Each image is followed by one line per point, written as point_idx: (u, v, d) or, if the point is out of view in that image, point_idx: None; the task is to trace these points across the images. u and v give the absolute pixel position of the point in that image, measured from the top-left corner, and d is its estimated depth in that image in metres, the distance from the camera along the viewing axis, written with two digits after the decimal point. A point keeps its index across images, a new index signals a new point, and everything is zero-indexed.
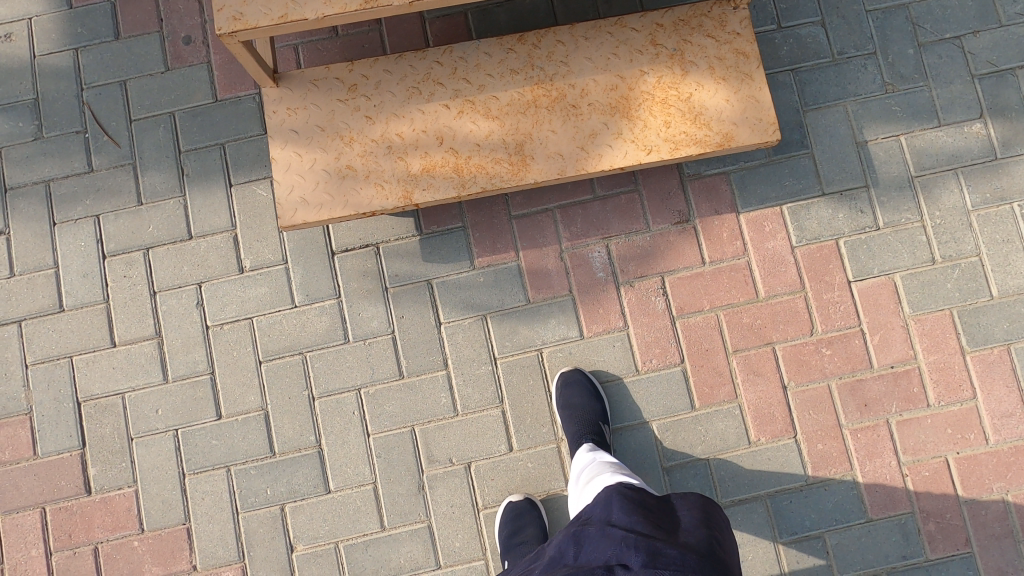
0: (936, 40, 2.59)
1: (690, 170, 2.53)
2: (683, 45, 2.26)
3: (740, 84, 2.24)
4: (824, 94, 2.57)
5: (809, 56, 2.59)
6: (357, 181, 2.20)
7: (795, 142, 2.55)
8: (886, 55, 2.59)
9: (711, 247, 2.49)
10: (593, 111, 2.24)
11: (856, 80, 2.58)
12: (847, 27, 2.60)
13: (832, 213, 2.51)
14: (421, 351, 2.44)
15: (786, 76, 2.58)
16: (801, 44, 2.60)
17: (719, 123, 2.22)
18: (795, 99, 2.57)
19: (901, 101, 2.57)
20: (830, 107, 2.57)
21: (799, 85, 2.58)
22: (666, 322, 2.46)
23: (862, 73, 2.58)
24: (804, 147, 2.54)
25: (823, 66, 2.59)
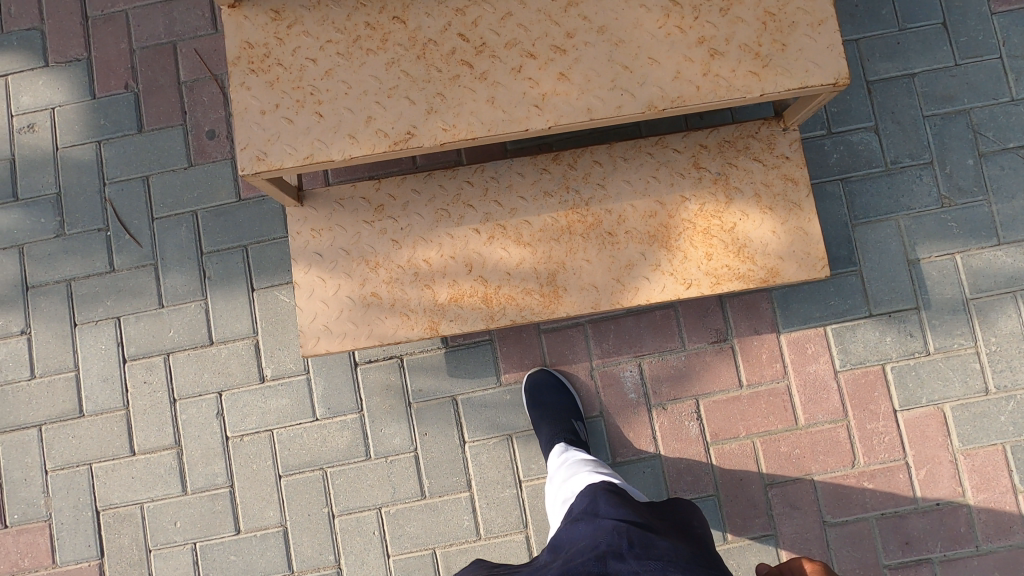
0: (999, 150, 2.43)
1: None
2: (729, 169, 2.13)
3: (788, 215, 2.11)
4: (875, 207, 2.42)
5: (860, 165, 2.44)
6: (382, 309, 2.12)
7: (842, 258, 2.41)
8: (944, 165, 2.43)
9: (749, 370, 2.38)
10: (630, 239, 2.13)
11: (909, 192, 2.42)
12: (902, 134, 2.45)
13: (879, 337, 2.38)
14: (444, 471, 2.37)
15: (835, 186, 2.44)
16: (852, 152, 2.45)
17: (764, 257, 2.10)
18: (844, 212, 2.42)
19: (958, 217, 2.41)
20: (881, 221, 2.42)
21: (848, 196, 2.43)
22: (699, 446, 2.36)
23: (917, 185, 2.43)
24: (852, 265, 2.40)
25: (875, 176, 2.44)
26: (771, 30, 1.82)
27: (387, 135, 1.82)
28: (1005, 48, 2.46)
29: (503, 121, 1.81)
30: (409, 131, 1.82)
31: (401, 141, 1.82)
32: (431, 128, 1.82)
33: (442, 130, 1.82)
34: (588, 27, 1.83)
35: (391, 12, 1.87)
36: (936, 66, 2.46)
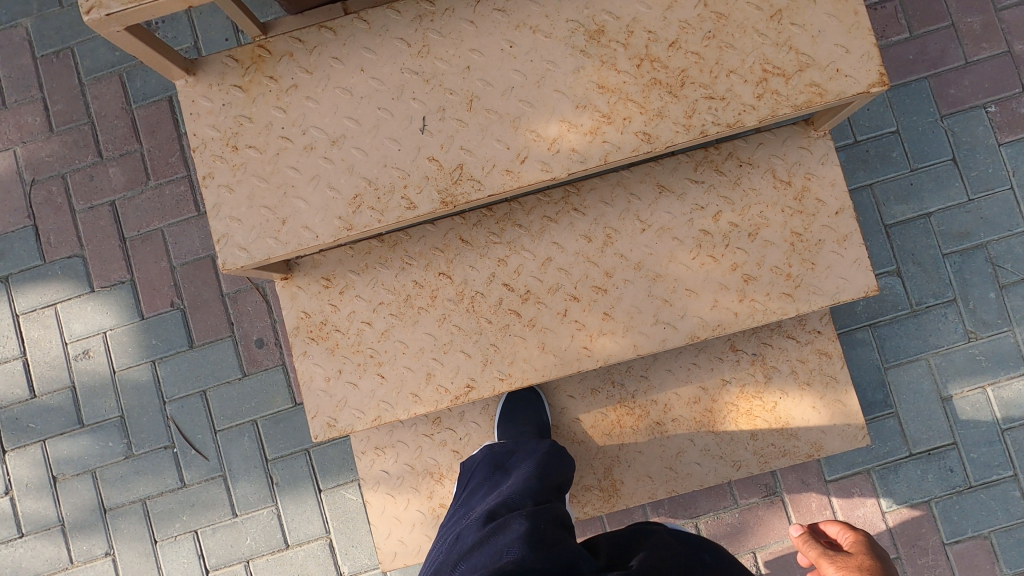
0: (1017, 281, 2.63)
1: None
2: (767, 349, 2.27)
3: (825, 389, 2.26)
4: (905, 350, 2.61)
5: (887, 309, 2.63)
6: None
7: (878, 403, 2.60)
8: (965, 302, 2.62)
9: (801, 518, 2.56)
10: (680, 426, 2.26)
11: (936, 331, 2.62)
12: (924, 276, 2.64)
13: (922, 474, 2.57)
14: None
15: (864, 331, 2.63)
16: (879, 297, 2.64)
17: (807, 432, 2.27)
18: (876, 358, 2.61)
19: (985, 350, 2.61)
20: (912, 362, 2.61)
21: (878, 341, 2.62)
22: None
23: (943, 323, 2.62)
24: (888, 407, 2.60)
25: (902, 318, 2.63)
26: (798, 251, 1.98)
27: (447, 389, 1.96)
28: (1014, 179, 2.67)
29: (555, 364, 1.96)
30: (469, 383, 1.96)
31: (462, 394, 1.96)
32: (489, 379, 1.96)
33: (500, 379, 1.96)
34: (625, 265, 1.98)
35: (437, 268, 2.00)
36: (949, 204, 2.66)
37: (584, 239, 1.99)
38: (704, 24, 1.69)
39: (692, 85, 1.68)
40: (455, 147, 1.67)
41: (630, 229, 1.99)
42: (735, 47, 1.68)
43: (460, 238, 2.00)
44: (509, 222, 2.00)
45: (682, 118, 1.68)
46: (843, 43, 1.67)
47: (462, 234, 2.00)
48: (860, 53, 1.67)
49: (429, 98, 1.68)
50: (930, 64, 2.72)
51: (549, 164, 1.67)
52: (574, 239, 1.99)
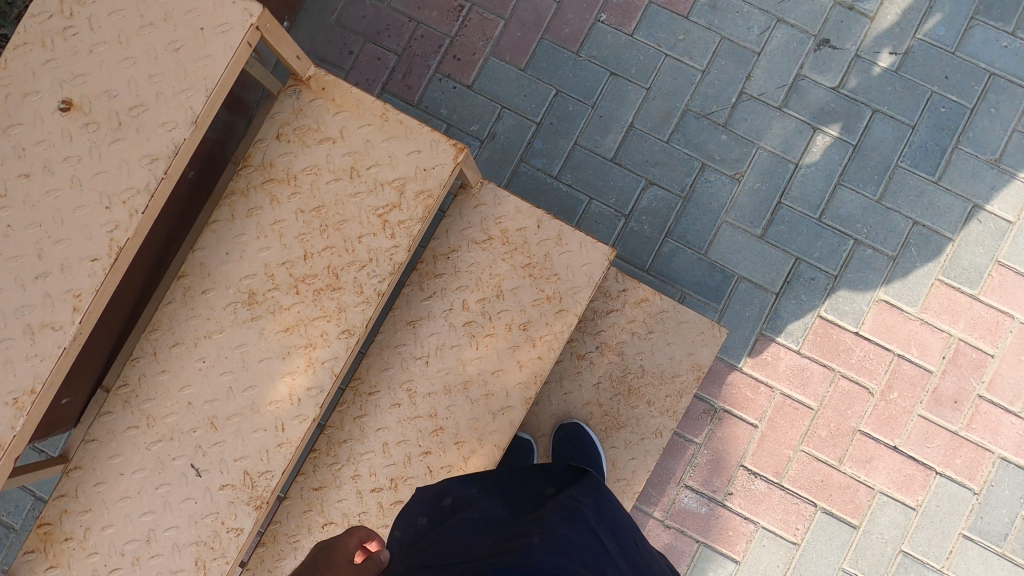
0: (731, 111, 2.87)
1: None
2: (601, 337, 2.50)
3: (664, 324, 2.50)
4: (704, 229, 2.83)
5: (667, 215, 2.85)
6: None
7: (722, 280, 2.81)
8: (713, 160, 2.86)
9: (749, 411, 2.76)
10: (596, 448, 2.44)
11: (712, 195, 2.84)
12: (668, 168, 2.87)
13: (796, 300, 2.79)
14: None
15: (668, 245, 2.84)
16: (653, 212, 2.85)
17: (682, 365, 2.49)
18: (692, 253, 2.83)
19: (755, 177, 2.84)
20: (717, 232, 2.83)
21: (682, 241, 2.84)
22: (777, 490, 2.73)
23: (711, 186, 2.85)
24: (731, 277, 2.81)
25: (683, 210, 2.85)
26: (539, 274, 2.20)
27: None
28: (663, 48, 2.91)
29: None
30: None
31: None
32: None
33: None
34: (438, 397, 2.18)
35: (318, 524, 2.16)
36: (638, 104, 2.90)
37: (395, 407, 2.18)
38: (313, 224, 1.91)
39: (343, 269, 1.89)
40: (231, 463, 1.85)
41: (418, 369, 2.19)
42: (346, 218, 1.90)
43: (314, 488, 2.17)
44: (336, 445, 2.17)
45: (359, 299, 1.89)
46: (412, 149, 1.92)
47: (313, 485, 2.17)
48: (428, 144, 1.91)
49: (183, 447, 1.86)
50: (536, 25, 2.95)
51: (303, 412, 1.87)
52: (388, 414, 2.18)
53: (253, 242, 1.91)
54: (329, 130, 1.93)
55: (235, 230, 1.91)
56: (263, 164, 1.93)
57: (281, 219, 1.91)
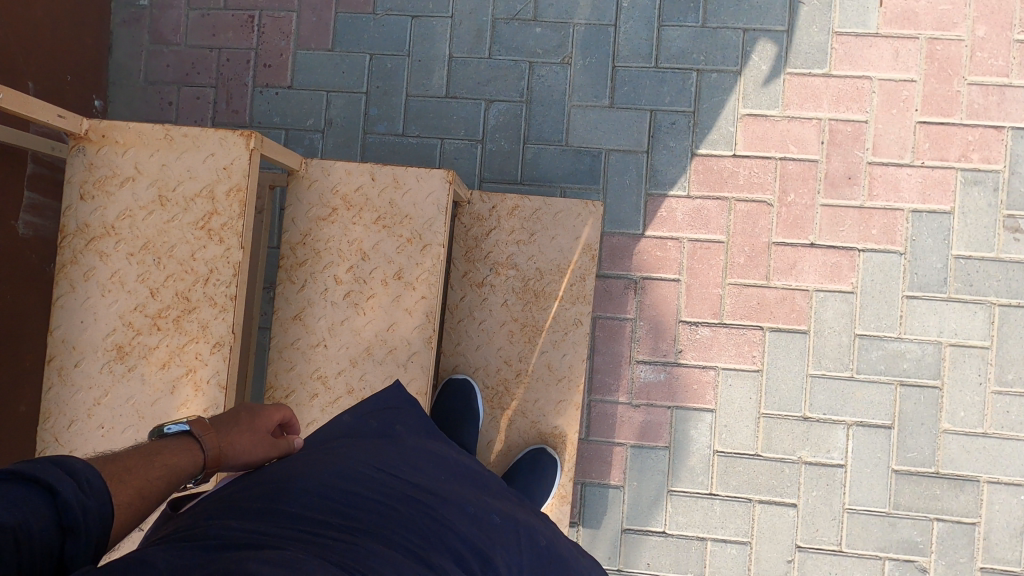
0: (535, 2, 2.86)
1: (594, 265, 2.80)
2: (491, 258, 2.53)
3: (541, 222, 2.53)
4: (556, 122, 2.84)
5: (517, 124, 2.85)
6: None
7: (593, 160, 2.82)
8: (538, 55, 2.86)
9: (666, 269, 2.78)
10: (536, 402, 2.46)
11: (550, 88, 2.85)
12: (500, 80, 2.87)
13: (667, 149, 2.79)
14: (685, 555, 2.73)
15: (530, 151, 2.85)
16: (504, 126, 2.86)
17: (573, 251, 2.52)
18: (554, 148, 2.84)
19: (582, 53, 2.84)
20: (569, 119, 2.84)
21: (541, 142, 2.84)
22: (721, 329, 2.75)
23: (546, 79, 2.85)
24: (599, 154, 2.82)
25: (530, 113, 2.85)
26: (392, 222, 2.23)
27: None
28: None
29: None
30: None
31: None
32: None
33: None
34: (348, 373, 2.22)
35: None
36: (448, 34, 2.90)
37: (314, 398, 2.22)
38: (148, 261, 1.95)
39: (191, 290, 1.93)
40: None
41: (320, 355, 2.22)
42: (174, 244, 1.94)
43: None
44: None
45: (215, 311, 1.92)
46: (206, 155, 1.94)
47: None
48: (218, 143, 1.94)
49: None
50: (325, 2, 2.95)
51: None
52: (310, 407, 2.22)
53: (101, 301, 1.94)
54: (125, 170, 1.96)
55: (79, 297, 1.94)
56: (79, 228, 1.95)
57: (117, 269, 1.95)
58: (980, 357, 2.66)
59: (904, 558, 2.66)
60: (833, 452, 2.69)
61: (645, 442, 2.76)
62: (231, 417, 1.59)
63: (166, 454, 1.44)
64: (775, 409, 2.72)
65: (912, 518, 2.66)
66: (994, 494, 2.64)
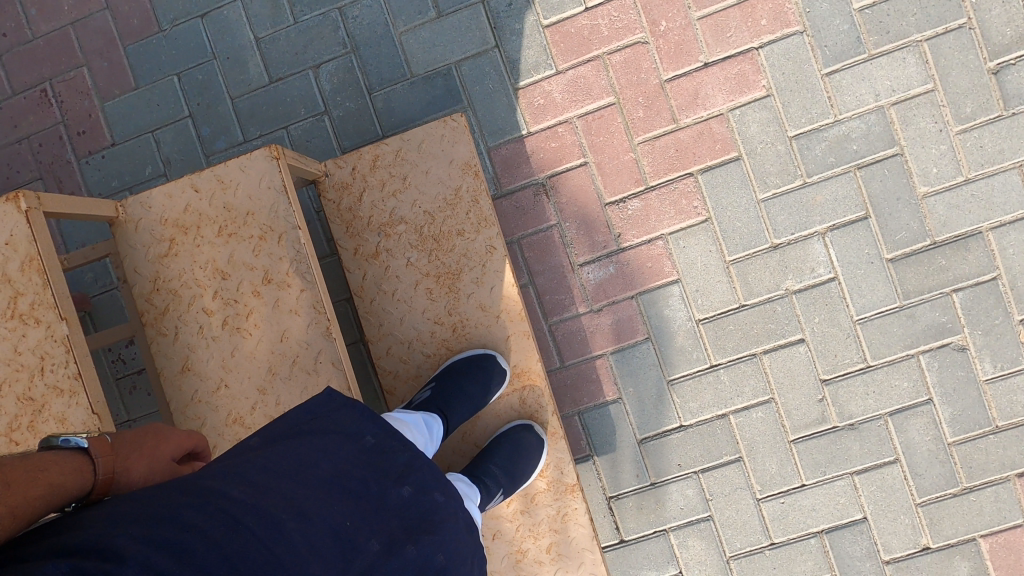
0: None
1: (493, 186, 2.50)
2: (376, 223, 2.21)
3: (409, 160, 2.20)
4: (392, 57, 2.54)
5: (354, 77, 2.56)
6: (569, 536, 2.18)
7: (446, 79, 2.52)
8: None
9: (568, 157, 2.48)
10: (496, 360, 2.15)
11: (371, 25, 2.55)
12: (317, 40, 2.57)
13: (516, 34, 2.50)
14: (714, 441, 2.46)
15: (380, 100, 2.55)
16: (341, 85, 2.56)
17: (455, 177, 2.19)
18: (402, 85, 2.54)
19: None
20: (404, 49, 2.54)
21: (386, 84, 2.54)
22: (651, 194, 2.45)
23: (363, 18, 2.55)
24: (450, 69, 2.51)
25: (362, 60, 2.55)
26: (233, 227, 1.90)
27: None
28: None
29: None
30: None
31: None
32: None
33: None
34: (259, 405, 1.91)
35: None
36: (246, 17, 2.60)
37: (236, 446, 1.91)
38: None
39: (31, 386, 1.67)
40: None
41: (222, 399, 1.91)
42: None
43: None
44: None
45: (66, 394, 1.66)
46: None
47: None
48: None
49: None
50: (111, 41, 2.67)
51: None
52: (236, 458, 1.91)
53: None
54: None
55: None
56: None
57: None
58: (929, 103, 2.36)
59: (937, 345, 2.37)
60: (818, 268, 2.40)
61: (624, 343, 2.48)
62: (134, 441, 1.33)
63: (51, 471, 1.16)
64: (741, 251, 2.42)
65: (928, 300, 2.37)
66: (1002, 239, 2.36)
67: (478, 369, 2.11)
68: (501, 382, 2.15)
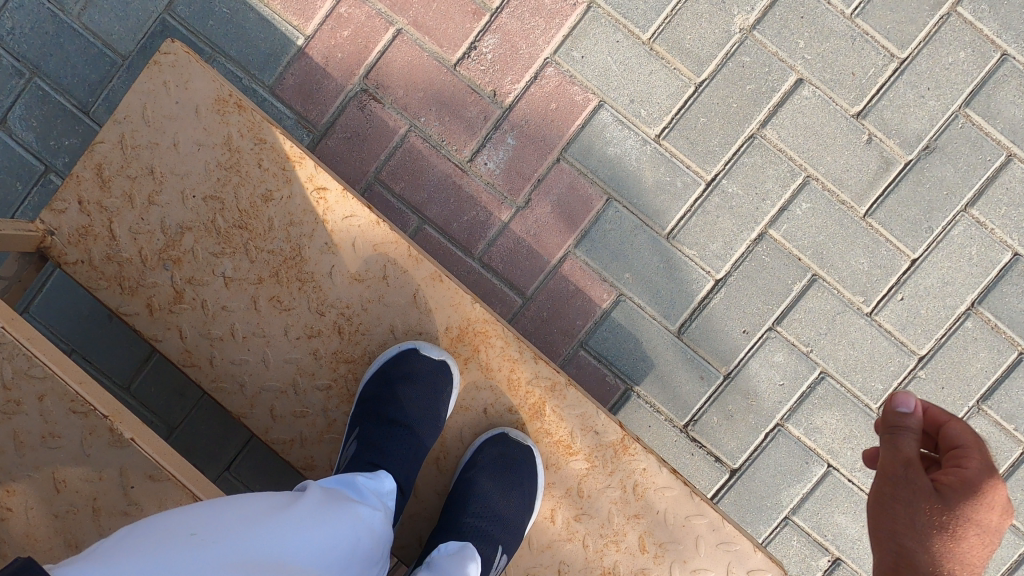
0: None
1: (302, 129, 1.73)
2: (153, 253, 1.44)
3: (144, 143, 1.42)
4: (86, 49, 1.75)
5: (53, 104, 1.76)
6: (659, 512, 1.41)
7: (168, 36, 1.74)
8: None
9: (373, 35, 1.71)
10: (422, 358, 1.36)
11: (35, 26, 1.75)
12: None
13: None
14: (769, 275, 1.68)
15: (104, 112, 1.76)
16: (44, 123, 1.76)
17: (215, 127, 1.42)
18: (120, 76, 1.75)
19: None
20: (93, 31, 1.75)
21: (99, 88, 1.76)
22: (503, 16, 1.68)
23: (20, 24, 1.75)
24: (166, 21, 1.74)
25: (50, 76, 1.76)
26: None
27: None
28: None
29: None
30: None
31: None
32: None
33: None
34: None
35: None
36: None
37: None
38: None
39: None
40: None
41: None
42: None
43: None
44: None
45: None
46: None
47: None
48: None
49: None
50: None
51: None
52: None
53: None
54: None
55: None
56: None
57: None
58: None
59: None
60: None
61: (584, 225, 1.71)
62: None
63: None
64: (656, 18, 1.65)
65: None
66: None
67: (400, 383, 1.35)
68: (447, 384, 1.38)
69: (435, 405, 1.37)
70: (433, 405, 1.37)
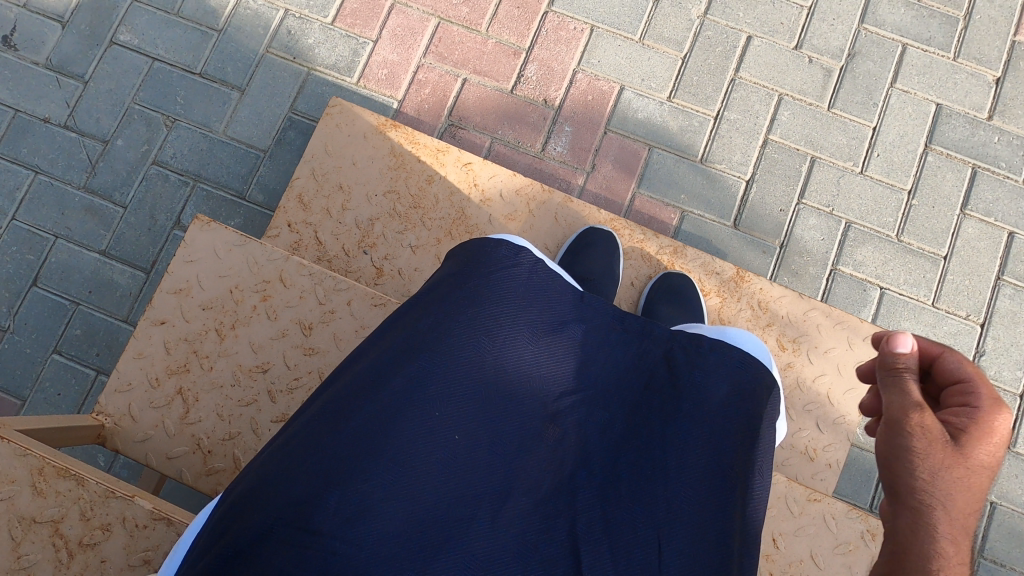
0: (87, 135, 2.30)
1: None
2: (353, 244, 1.88)
3: (329, 172, 1.92)
4: (235, 154, 2.29)
5: (219, 199, 2.26)
6: (783, 316, 1.85)
7: (296, 128, 2.31)
8: (151, 149, 2.29)
9: (447, 87, 2.33)
10: (597, 231, 1.89)
11: (193, 149, 2.29)
12: (157, 202, 2.26)
13: (315, 48, 2.36)
14: (782, 166, 2.26)
15: (258, 194, 2.27)
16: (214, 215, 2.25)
17: (380, 146, 1.95)
18: (265, 166, 2.28)
19: (169, 102, 2.32)
20: (238, 141, 2.30)
21: (251, 178, 2.27)
22: (535, 51, 2.35)
23: (181, 151, 2.29)
24: (292, 119, 2.31)
25: (212, 180, 2.27)
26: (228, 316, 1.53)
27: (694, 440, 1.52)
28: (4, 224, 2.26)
29: None
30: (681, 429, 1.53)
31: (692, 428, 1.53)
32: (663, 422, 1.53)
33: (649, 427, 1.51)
34: None
35: None
36: (76, 244, 2.23)
37: None
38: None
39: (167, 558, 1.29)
40: None
41: None
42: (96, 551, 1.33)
43: None
44: None
45: (109, 541, 1.29)
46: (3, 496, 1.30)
47: None
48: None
49: None
50: None
51: None
52: None
53: None
54: None
55: None
56: None
57: None
58: None
59: None
60: None
61: (639, 170, 2.27)
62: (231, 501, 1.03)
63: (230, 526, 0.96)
64: (640, 24, 2.35)
65: None
66: None
67: (584, 250, 1.86)
68: (617, 250, 1.89)
69: (613, 262, 1.86)
70: (611, 264, 1.86)
